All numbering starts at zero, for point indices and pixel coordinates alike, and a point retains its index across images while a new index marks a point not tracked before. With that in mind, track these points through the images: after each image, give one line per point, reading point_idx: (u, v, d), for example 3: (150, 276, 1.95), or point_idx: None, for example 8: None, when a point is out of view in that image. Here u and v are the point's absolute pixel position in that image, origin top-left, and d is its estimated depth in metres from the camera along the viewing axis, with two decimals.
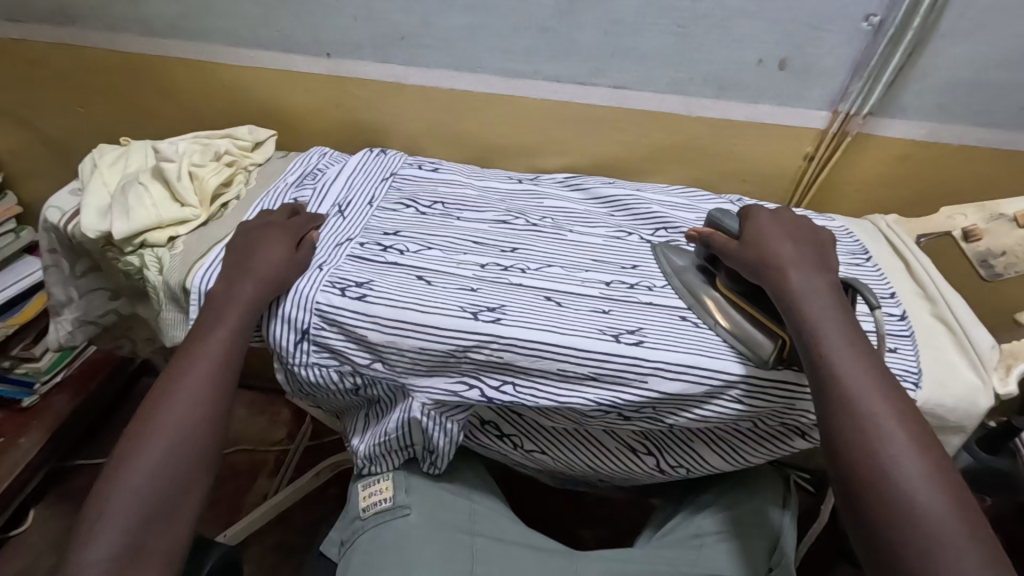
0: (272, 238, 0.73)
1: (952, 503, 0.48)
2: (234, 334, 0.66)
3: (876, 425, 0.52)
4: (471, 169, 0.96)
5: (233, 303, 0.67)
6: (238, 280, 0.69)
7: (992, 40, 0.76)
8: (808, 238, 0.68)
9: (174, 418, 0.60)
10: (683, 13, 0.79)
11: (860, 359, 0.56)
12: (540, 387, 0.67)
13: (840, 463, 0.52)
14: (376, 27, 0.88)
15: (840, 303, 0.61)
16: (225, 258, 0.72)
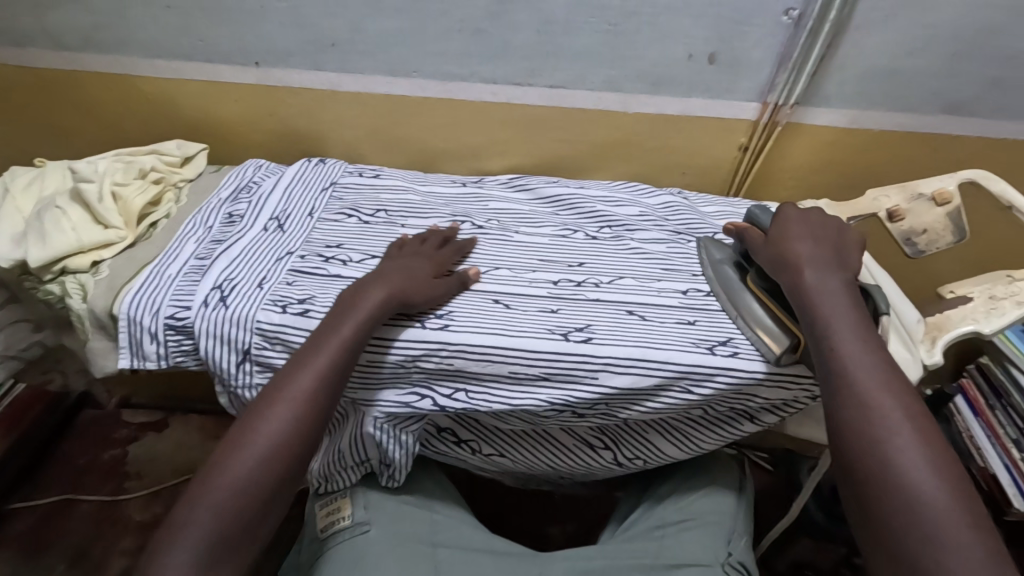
0: (412, 262, 0.71)
1: (957, 496, 0.47)
2: (344, 347, 0.61)
3: (883, 415, 0.52)
4: (414, 175, 0.95)
5: (350, 313, 0.63)
6: (364, 290, 0.66)
7: (903, 30, 0.81)
8: (833, 234, 0.68)
9: (270, 432, 0.56)
10: (612, 11, 0.80)
11: (873, 352, 0.56)
12: (493, 392, 0.66)
13: (843, 452, 0.52)
14: (305, 35, 0.86)
15: (853, 298, 0.61)
16: (374, 270, 0.69)
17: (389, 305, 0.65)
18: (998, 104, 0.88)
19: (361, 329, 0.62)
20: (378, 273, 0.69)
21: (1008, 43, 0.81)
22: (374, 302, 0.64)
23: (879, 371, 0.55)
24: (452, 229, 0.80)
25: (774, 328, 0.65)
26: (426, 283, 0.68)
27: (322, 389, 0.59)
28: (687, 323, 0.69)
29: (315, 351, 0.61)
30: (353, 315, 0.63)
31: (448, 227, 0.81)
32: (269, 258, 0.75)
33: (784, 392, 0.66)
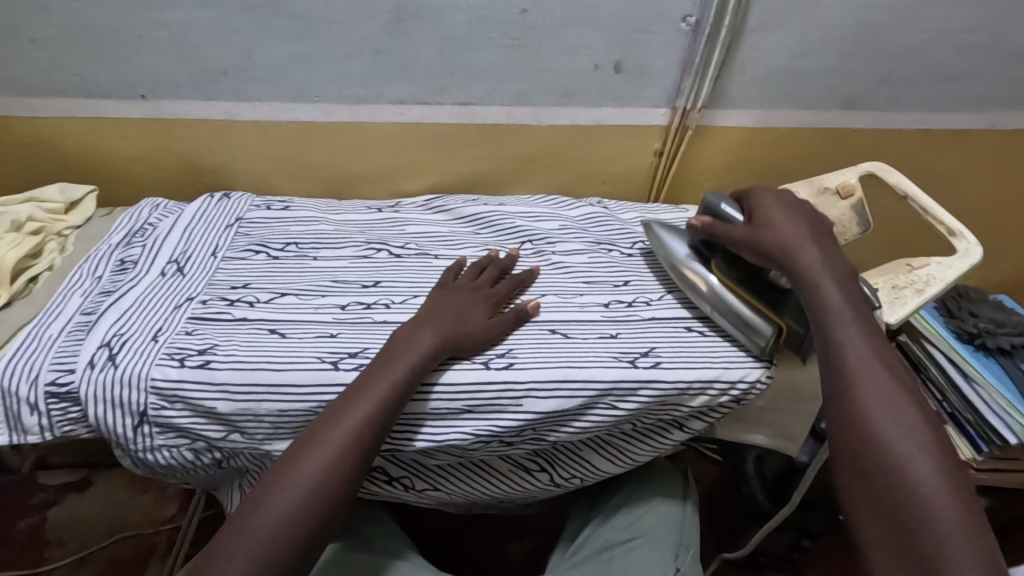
0: (466, 297, 0.69)
1: (970, 506, 0.45)
2: (395, 389, 0.59)
3: (897, 415, 0.50)
4: (327, 203, 0.90)
5: (402, 354, 0.61)
6: (417, 330, 0.64)
7: (795, 31, 0.83)
8: (820, 218, 0.65)
9: (316, 469, 0.55)
10: (513, 26, 0.79)
11: (878, 348, 0.54)
12: (414, 428, 0.63)
13: (847, 453, 0.50)
14: (193, 63, 0.81)
15: (855, 292, 0.59)
16: (428, 307, 0.68)
17: (442, 351, 0.63)
18: (889, 97, 0.92)
19: (414, 369, 0.61)
20: (432, 312, 0.66)
21: (890, 40, 0.85)
22: (427, 344, 0.62)
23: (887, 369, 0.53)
24: (513, 257, 0.77)
25: (754, 320, 0.65)
26: (479, 321, 0.66)
27: (369, 431, 0.58)
28: (609, 337, 0.69)
29: (369, 390, 0.59)
30: (402, 358, 0.61)
31: (508, 255, 0.78)
32: (166, 306, 0.70)
33: (708, 399, 0.65)
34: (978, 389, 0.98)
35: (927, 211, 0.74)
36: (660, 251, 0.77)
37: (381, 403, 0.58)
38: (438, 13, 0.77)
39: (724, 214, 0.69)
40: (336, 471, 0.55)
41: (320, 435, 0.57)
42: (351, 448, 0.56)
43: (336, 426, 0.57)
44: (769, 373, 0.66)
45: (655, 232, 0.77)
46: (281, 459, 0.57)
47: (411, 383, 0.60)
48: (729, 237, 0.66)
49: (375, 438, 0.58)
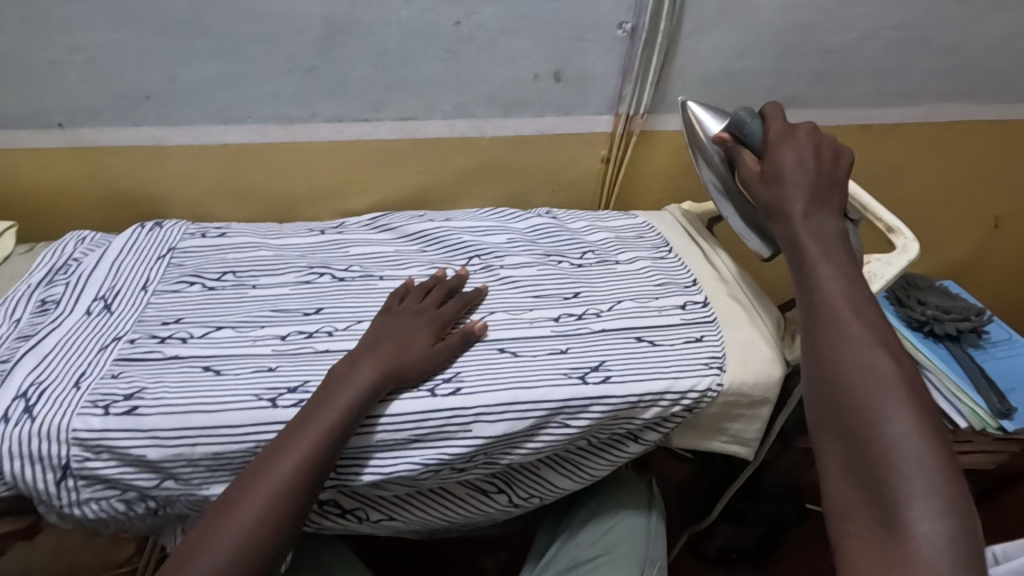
0: (410, 323, 0.67)
1: (938, 452, 0.45)
2: (334, 424, 0.57)
3: (874, 368, 0.50)
4: (267, 227, 0.87)
5: (340, 388, 0.59)
6: (357, 364, 0.61)
7: (730, 35, 0.84)
8: (829, 169, 0.64)
9: (257, 505, 0.54)
10: (449, 38, 0.78)
11: (862, 309, 0.54)
12: (360, 462, 0.61)
13: (823, 408, 0.51)
14: (111, 88, 0.76)
15: (843, 253, 0.59)
16: (369, 336, 0.66)
17: (382, 382, 0.60)
18: (827, 95, 0.93)
19: (354, 403, 0.58)
20: (372, 344, 0.64)
21: (823, 39, 0.86)
22: (367, 377, 0.60)
23: (870, 327, 0.53)
24: (461, 276, 0.75)
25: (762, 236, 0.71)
26: (423, 347, 0.64)
27: (309, 471, 0.55)
28: (559, 353, 0.67)
29: (299, 435, 0.56)
30: (341, 393, 0.59)
31: (457, 273, 0.76)
32: (90, 348, 0.66)
33: (661, 410, 0.65)
34: (929, 376, 1.00)
35: (866, 207, 0.74)
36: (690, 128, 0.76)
37: (313, 446, 0.56)
38: (369, 29, 0.75)
39: (752, 134, 0.69)
40: (277, 517, 0.54)
41: (256, 483, 0.54)
42: (288, 490, 0.54)
43: (272, 474, 0.55)
44: (719, 381, 0.66)
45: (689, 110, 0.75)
46: (220, 497, 0.55)
47: (349, 420, 0.58)
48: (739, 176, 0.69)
49: (315, 480, 0.56)
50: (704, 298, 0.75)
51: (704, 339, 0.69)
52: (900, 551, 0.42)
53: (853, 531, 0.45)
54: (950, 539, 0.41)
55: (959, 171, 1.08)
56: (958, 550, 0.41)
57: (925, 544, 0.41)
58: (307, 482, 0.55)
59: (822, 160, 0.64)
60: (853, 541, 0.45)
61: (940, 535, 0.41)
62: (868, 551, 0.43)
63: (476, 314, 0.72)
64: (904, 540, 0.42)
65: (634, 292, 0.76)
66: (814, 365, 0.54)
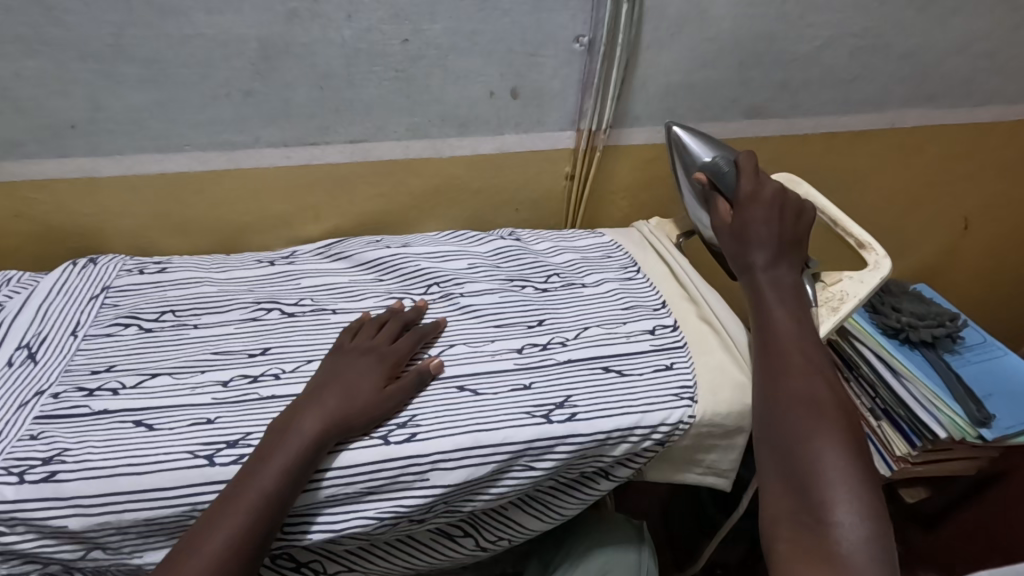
0: (359, 365, 0.62)
1: (861, 473, 0.52)
2: (283, 479, 0.52)
3: (813, 397, 0.57)
4: (213, 260, 0.82)
5: (285, 440, 0.54)
6: (297, 418, 0.57)
7: (690, 46, 0.81)
8: (790, 216, 0.68)
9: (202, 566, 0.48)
10: (397, 57, 0.74)
11: (807, 344, 0.61)
12: (309, 519, 0.56)
13: (767, 431, 0.57)
14: (33, 118, 0.71)
15: (798, 299, 0.64)
16: (315, 381, 0.61)
17: (330, 434, 0.56)
18: (790, 104, 0.91)
19: (301, 457, 0.54)
20: (318, 392, 0.60)
21: (784, 48, 0.84)
22: (310, 433, 0.55)
23: (813, 361, 0.60)
24: (419, 308, 0.71)
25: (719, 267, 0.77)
26: (372, 391, 0.60)
27: (246, 547, 0.50)
28: (522, 388, 0.63)
29: (231, 510, 0.51)
30: (278, 454, 0.53)
31: (416, 305, 0.72)
32: (8, 405, 0.60)
33: (630, 446, 0.61)
34: (907, 385, 0.97)
35: (838, 222, 0.72)
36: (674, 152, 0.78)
37: (249, 519, 0.51)
38: (310, 49, 0.71)
39: (726, 179, 0.72)
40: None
41: (182, 564, 0.48)
42: (222, 569, 0.49)
43: (202, 554, 0.49)
44: (691, 413, 0.63)
45: (674, 139, 0.77)
46: (162, 561, 0.49)
47: (290, 486, 0.53)
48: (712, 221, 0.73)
49: (252, 556, 0.51)
50: (673, 321, 0.72)
51: (675, 366, 0.66)
52: (825, 551, 0.48)
53: (784, 532, 0.51)
54: (868, 543, 0.48)
55: (928, 177, 1.07)
56: (875, 554, 0.47)
57: (847, 546, 0.48)
58: (244, 558, 0.50)
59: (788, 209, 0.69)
60: (783, 543, 0.50)
61: (859, 537, 0.48)
62: (798, 552, 0.49)
63: (435, 351, 0.68)
64: (829, 540, 0.48)
65: (602, 317, 0.72)
66: (765, 397, 0.59)
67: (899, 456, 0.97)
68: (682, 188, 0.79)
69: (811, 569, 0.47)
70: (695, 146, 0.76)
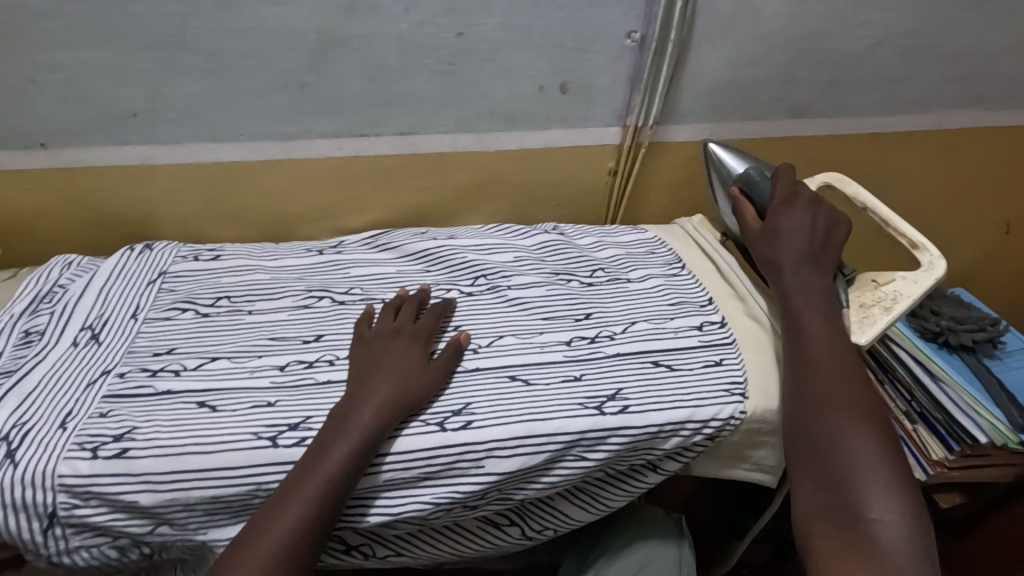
0: (395, 349, 0.64)
1: (894, 469, 0.54)
2: (349, 464, 0.54)
3: (845, 397, 0.58)
4: (264, 248, 0.83)
5: (347, 429, 0.55)
6: (354, 408, 0.57)
7: (740, 44, 0.81)
8: (820, 218, 0.68)
9: (274, 546, 0.50)
10: (449, 50, 0.74)
11: (838, 342, 0.62)
12: (369, 502, 0.58)
13: (799, 431, 0.58)
14: (96, 107, 0.73)
15: (830, 302, 0.64)
16: (358, 370, 0.62)
17: (388, 420, 0.57)
18: (836, 104, 0.91)
19: (364, 443, 0.55)
20: (363, 382, 0.60)
21: (835, 47, 0.84)
22: (369, 422, 0.56)
23: (844, 359, 0.60)
24: (425, 292, 0.73)
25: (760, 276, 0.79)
26: (416, 372, 0.61)
27: (312, 532, 0.52)
28: (573, 380, 0.64)
29: (299, 493, 0.52)
30: (341, 440, 0.55)
31: (421, 289, 0.74)
32: (77, 384, 0.62)
33: (681, 440, 0.62)
34: (947, 391, 0.94)
35: (889, 222, 0.72)
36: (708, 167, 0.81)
37: (314, 503, 0.52)
38: (365, 42, 0.72)
39: (759, 188, 0.73)
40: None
41: (254, 548, 0.50)
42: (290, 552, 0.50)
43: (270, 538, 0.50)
44: (741, 409, 0.63)
45: (709, 154, 0.80)
46: (234, 541, 0.51)
47: (352, 472, 0.54)
48: (739, 224, 0.73)
49: (318, 540, 0.52)
50: (722, 318, 0.72)
51: (724, 362, 0.66)
52: (865, 549, 0.51)
53: (821, 530, 0.54)
54: (904, 538, 0.51)
55: (971, 179, 1.06)
56: (910, 547, 0.50)
57: (886, 543, 0.50)
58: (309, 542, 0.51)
59: (818, 212, 0.69)
60: (821, 540, 0.53)
61: (897, 535, 0.51)
62: (836, 549, 0.52)
63: (484, 342, 0.69)
64: (869, 539, 0.51)
65: (649, 312, 0.73)
66: (795, 398, 0.60)
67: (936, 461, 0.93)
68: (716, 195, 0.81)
69: (853, 567, 0.50)
70: (731, 159, 0.78)
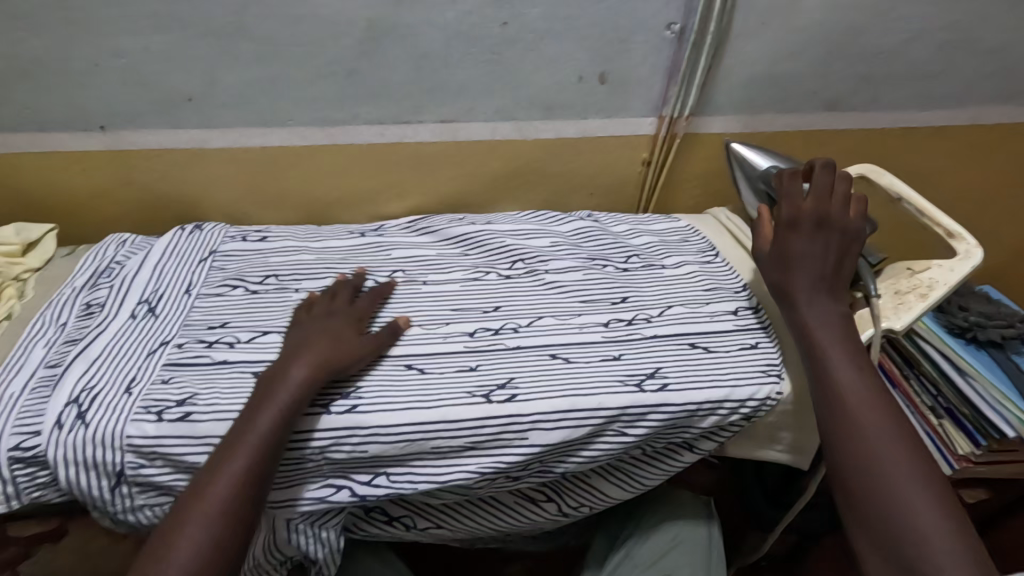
0: (328, 323, 0.65)
1: (960, 532, 0.50)
2: (278, 424, 0.55)
3: (888, 453, 0.55)
4: (307, 230, 0.86)
5: (276, 391, 0.57)
6: (282, 370, 0.59)
7: (778, 36, 0.82)
8: (833, 245, 0.66)
9: (209, 507, 0.51)
10: (494, 40, 0.77)
11: (869, 389, 0.59)
12: (417, 470, 0.60)
13: (851, 497, 0.55)
14: (155, 91, 0.76)
15: (849, 338, 0.62)
16: (292, 338, 0.64)
17: (319, 380, 0.59)
18: (870, 98, 0.92)
19: (293, 403, 0.56)
20: (294, 349, 0.62)
21: (870, 41, 0.85)
22: (299, 378, 0.58)
23: (879, 407, 0.58)
24: (389, 283, 0.75)
25: None
26: (351, 340, 0.63)
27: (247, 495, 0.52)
28: (612, 359, 0.66)
29: (233, 456, 0.53)
30: (272, 403, 0.56)
31: (356, 274, 0.75)
32: (139, 353, 0.65)
33: (719, 419, 0.64)
34: (972, 383, 0.86)
35: (924, 212, 0.74)
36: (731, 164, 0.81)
37: (252, 461, 0.53)
38: (413, 31, 0.74)
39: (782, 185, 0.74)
40: (220, 554, 0.50)
41: (193, 515, 0.50)
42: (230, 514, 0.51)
43: (207, 506, 0.51)
44: (778, 389, 0.65)
45: (733, 153, 0.80)
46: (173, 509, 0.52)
47: (284, 429, 0.55)
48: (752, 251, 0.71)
49: (260, 496, 0.53)
50: (757, 303, 0.74)
51: (760, 345, 0.68)
52: None
53: None
54: None
55: (1003, 176, 1.06)
56: None
57: None
58: (250, 501, 0.52)
59: (827, 239, 0.66)
60: None
61: None
62: None
63: (525, 322, 0.71)
64: None
65: (685, 297, 0.74)
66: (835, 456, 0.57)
67: (961, 455, 0.86)
68: (741, 194, 0.81)
69: None
70: (757, 155, 0.79)
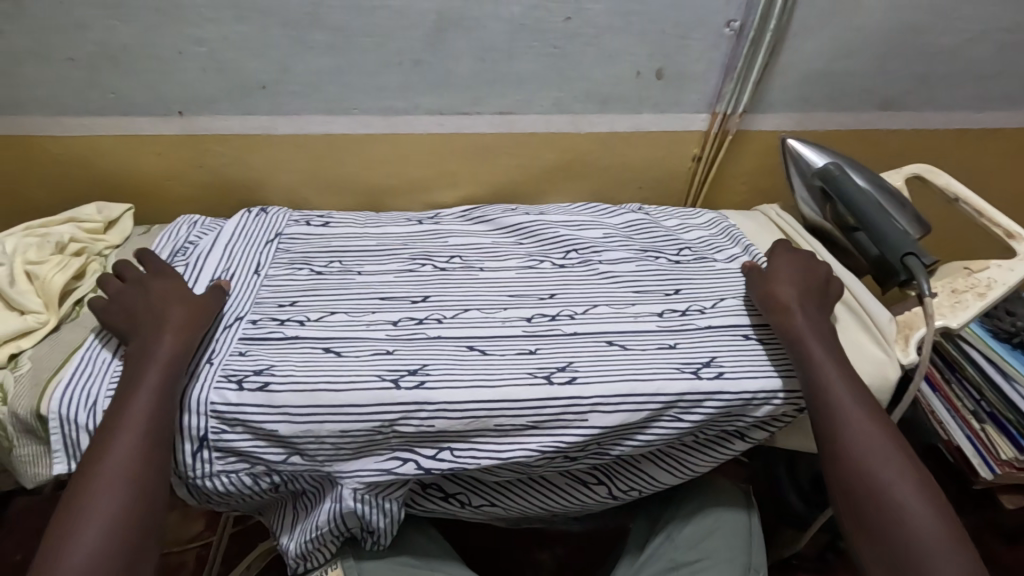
0: (169, 288, 0.68)
1: (944, 523, 0.54)
2: (158, 392, 0.58)
3: (877, 455, 0.58)
4: (367, 216, 0.89)
5: (149, 362, 0.60)
6: (152, 341, 0.62)
7: (835, 35, 0.83)
8: (814, 272, 0.71)
9: (115, 468, 0.55)
10: (556, 34, 0.79)
11: (858, 392, 0.61)
12: (480, 446, 0.63)
13: (846, 495, 0.58)
14: (231, 79, 0.79)
15: (833, 341, 0.65)
16: (130, 311, 0.66)
17: (186, 343, 0.63)
18: (924, 99, 0.92)
19: (168, 369, 0.60)
20: (154, 316, 0.65)
21: (929, 40, 0.85)
22: (169, 346, 0.62)
23: (867, 411, 0.60)
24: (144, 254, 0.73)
25: (849, 259, 0.82)
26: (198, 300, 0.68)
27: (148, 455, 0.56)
28: (668, 347, 0.68)
29: (127, 424, 0.57)
30: (150, 372, 0.60)
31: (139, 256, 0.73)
32: (216, 327, 0.68)
33: (773, 408, 0.65)
34: (1019, 389, 0.80)
35: (982, 212, 0.74)
36: (786, 160, 0.83)
37: (144, 425, 0.57)
38: (479, 24, 0.77)
39: (836, 180, 0.76)
40: (140, 487, 0.55)
41: (101, 469, 0.55)
42: (143, 454, 0.56)
43: (114, 456, 0.55)
44: None
45: (788, 149, 0.82)
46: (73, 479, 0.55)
47: (170, 390, 0.59)
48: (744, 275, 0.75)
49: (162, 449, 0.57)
50: None
51: None
52: None
53: None
54: None
55: None
56: None
57: None
58: (160, 440, 0.57)
59: (806, 270, 0.72)
60: None
61: None
62: None
63: (581, 311, 0.73)
64: None
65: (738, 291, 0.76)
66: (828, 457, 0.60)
67: (1004, 460, 0.82)
68: (796, 189, 0.83)
69: None
70: (811, 151, 0.80)
